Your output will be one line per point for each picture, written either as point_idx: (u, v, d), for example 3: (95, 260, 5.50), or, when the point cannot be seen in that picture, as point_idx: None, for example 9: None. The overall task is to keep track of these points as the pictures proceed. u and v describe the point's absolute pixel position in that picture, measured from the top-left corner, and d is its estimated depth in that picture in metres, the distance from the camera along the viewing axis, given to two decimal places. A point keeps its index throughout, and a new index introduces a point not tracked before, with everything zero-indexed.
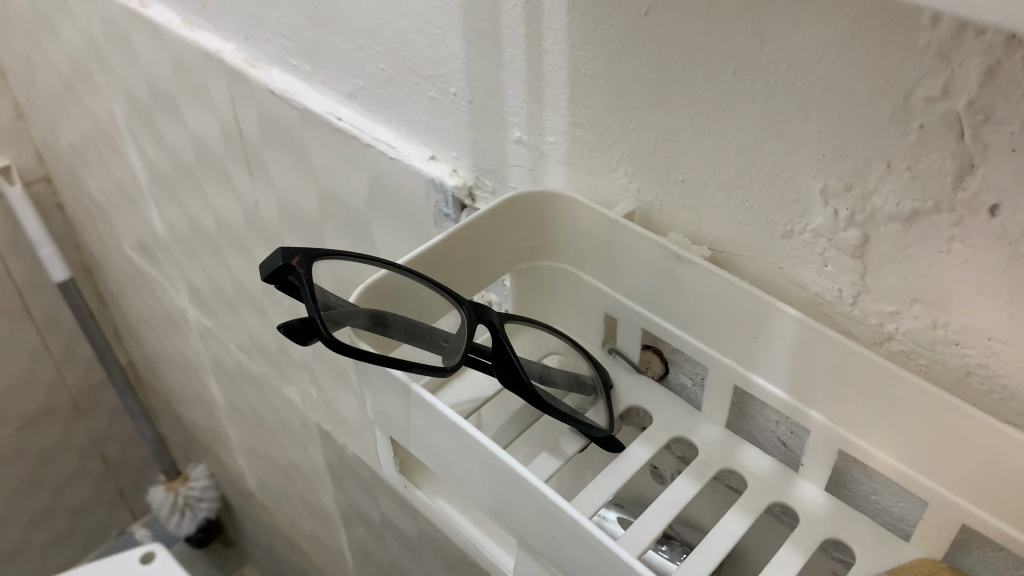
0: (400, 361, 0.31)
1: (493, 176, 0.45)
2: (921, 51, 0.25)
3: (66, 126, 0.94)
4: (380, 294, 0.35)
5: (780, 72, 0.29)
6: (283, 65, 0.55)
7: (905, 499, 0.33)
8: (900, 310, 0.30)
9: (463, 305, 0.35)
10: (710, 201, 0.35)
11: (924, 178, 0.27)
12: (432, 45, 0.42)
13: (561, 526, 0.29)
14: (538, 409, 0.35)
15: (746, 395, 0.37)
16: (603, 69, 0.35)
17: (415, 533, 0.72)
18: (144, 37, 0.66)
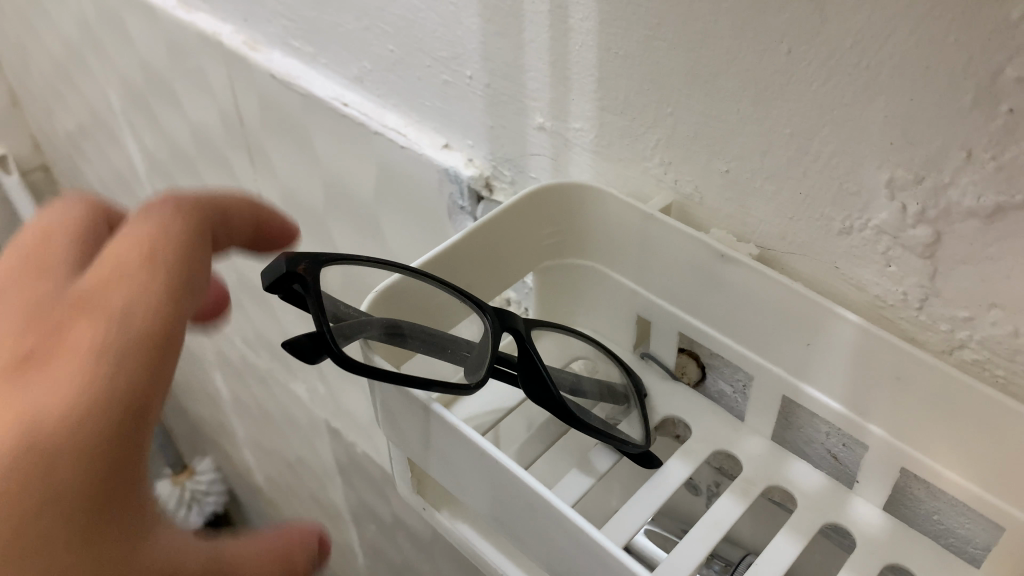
0: (421, 379, 0.29)
1: (511, 165, 0.41)
2: (1015, 24, 0.22)
3: (62, 113, 0.91)
4: (400, 302, 0.32)
5: (842, 49, 0.26)
6: (285, 47, 0.51)
7: (971, 520, 0.31)
8: (976, 315, 0.27)
9: (486, 312, 0.33)
10: (757, 194, 0.31)
11: (1012, 169, 0.24)
12: (445, 25, 0.39)
13: (598, 561, 0.26)
14: (568, 424, 0.32)
15: (793, 404, 0.34)
16: (636, 48, 0.32)
17: (428, 535, 0.69)
18: (139, 19, 0.63)
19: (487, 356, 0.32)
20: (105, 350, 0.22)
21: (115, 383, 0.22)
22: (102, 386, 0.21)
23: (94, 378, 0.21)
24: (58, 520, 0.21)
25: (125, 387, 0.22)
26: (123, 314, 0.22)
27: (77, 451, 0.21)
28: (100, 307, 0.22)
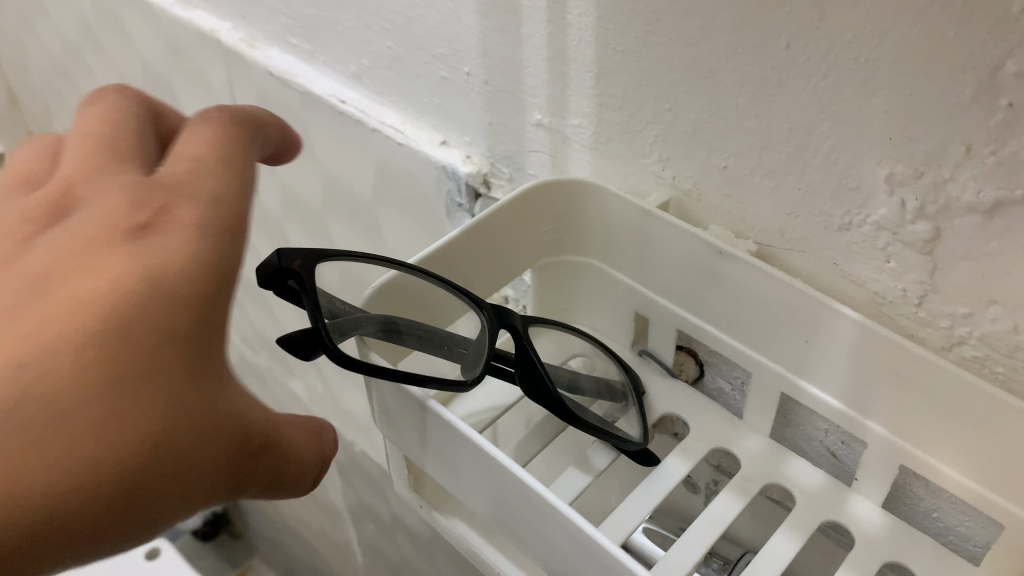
0: (415, 375, 0.29)
1: (510, 162, 0.41)
2: (1015, 18, 0.21)
3: (61, 112, 0.91)
4: (396, 298, 0.32)
5: (841, 44, 0.25)
6: (283, 45, 0.51)
7: (971, 518, 0.30)
8: (976, 312, 0.27)
9: (483, 308, 0.33)
10: (756, 190, 0.31)
11: (1012, 164, 0.24)
12: (443, 21, 0.39)
13: (595, 560, 0.25)
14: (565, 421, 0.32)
15: (791, 401, 0.34)
16: (634, 44, 0.32)
17: (427, 534, 0.69)
18: (138, 16, 0.62)
19: (483, 353, 0.31)
20: (202, 220, 0.23)
21: (212, 248, 0.22)
22: (202, 248, 0.22)
23: (194, 241, 0.22)
24: (158, 370, 0.21)
25: (221, 253, 0.23)
26: (213, 196, 0.23)
27: (177, 305, 0.21)
28: (189, 187, 0.23)
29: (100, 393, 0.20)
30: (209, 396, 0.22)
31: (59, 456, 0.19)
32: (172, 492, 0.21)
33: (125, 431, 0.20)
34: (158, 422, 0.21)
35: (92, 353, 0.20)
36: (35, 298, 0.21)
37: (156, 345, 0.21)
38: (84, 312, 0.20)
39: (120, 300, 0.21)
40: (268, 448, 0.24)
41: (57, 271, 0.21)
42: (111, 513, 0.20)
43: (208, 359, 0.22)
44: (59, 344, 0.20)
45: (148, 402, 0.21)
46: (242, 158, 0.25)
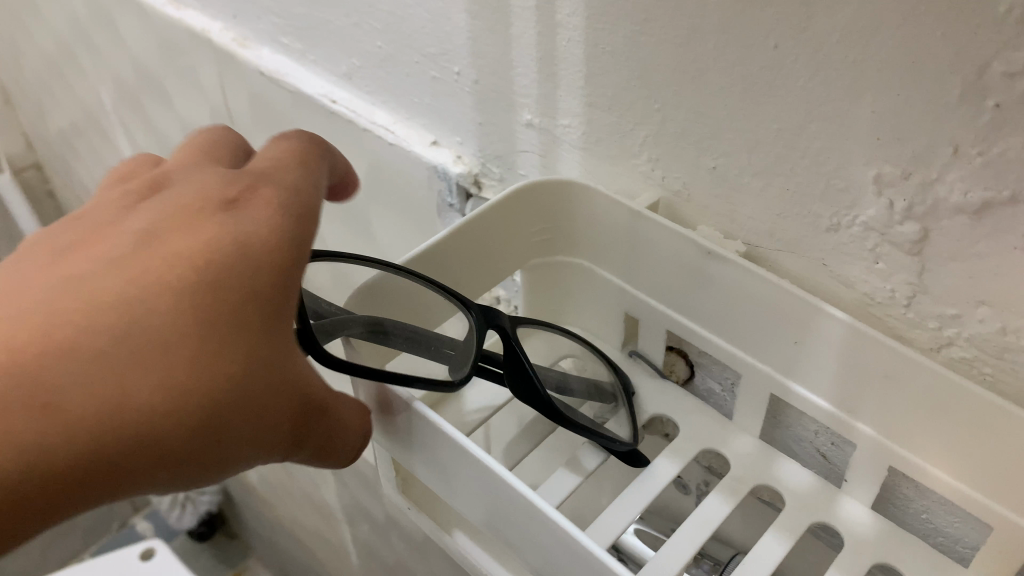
0: (401, 375, 0.28)
1: (501, 163, 0.41)
2: (1001, 18, 0.21)
3: (54, 111, 0.91)
4: (384, 300, 0.32)
5: (829, 44, 0.25)
6: (274, 44, 0.51)
7: (960, 519, 0.30)
8: (964, 313, 0.27)
9: (470, 308, 0.32)
10: (744, 190, 0.31)
11: (999, 165, 0.23)
12: (433, 20, 0.39)
13: (581, 562, 0.25)
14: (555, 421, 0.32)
15: (781, 403, 0.34)
16: (623, 44, 0.31)
17: (420, 534, 0.68)
18: (130, 16, 0.62)
19: (470, 353, 0.31)
20: (285, 193, 0.25)
21: (294, 218, 0.25)
22: (284, 217, 0.24)
23: (278, 210, 0.24)
24: (245, 315, 0.23)
25: (302, 224, 0.25)
26: (296, 181, 0.26)
27: (263, 263, 0.23)
28: (275, 168, 0.26)
29: (192, 329, 0.22)
30: (287, 350, 0.24)
31: (155, 380, 0.21)
32: (246, 431, 0.23)
33: (212, 367, 0.22)
34: (242, 362, 0.23)
35: (187, 293, 0.22)
36: (142, 245, 0.23)
37: (244, 294, 0.23)
38: (182, 259, 0.23)
39: (213, 253, 0.23)
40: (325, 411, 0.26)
41: (158, 224, 0.24)
42: (195, 441, 0.22)
43: (289, 314, 0.24)
44: (160, 285, 0.22)
45: (234, 343, 0.22)
46: (318, 159, 0.27)
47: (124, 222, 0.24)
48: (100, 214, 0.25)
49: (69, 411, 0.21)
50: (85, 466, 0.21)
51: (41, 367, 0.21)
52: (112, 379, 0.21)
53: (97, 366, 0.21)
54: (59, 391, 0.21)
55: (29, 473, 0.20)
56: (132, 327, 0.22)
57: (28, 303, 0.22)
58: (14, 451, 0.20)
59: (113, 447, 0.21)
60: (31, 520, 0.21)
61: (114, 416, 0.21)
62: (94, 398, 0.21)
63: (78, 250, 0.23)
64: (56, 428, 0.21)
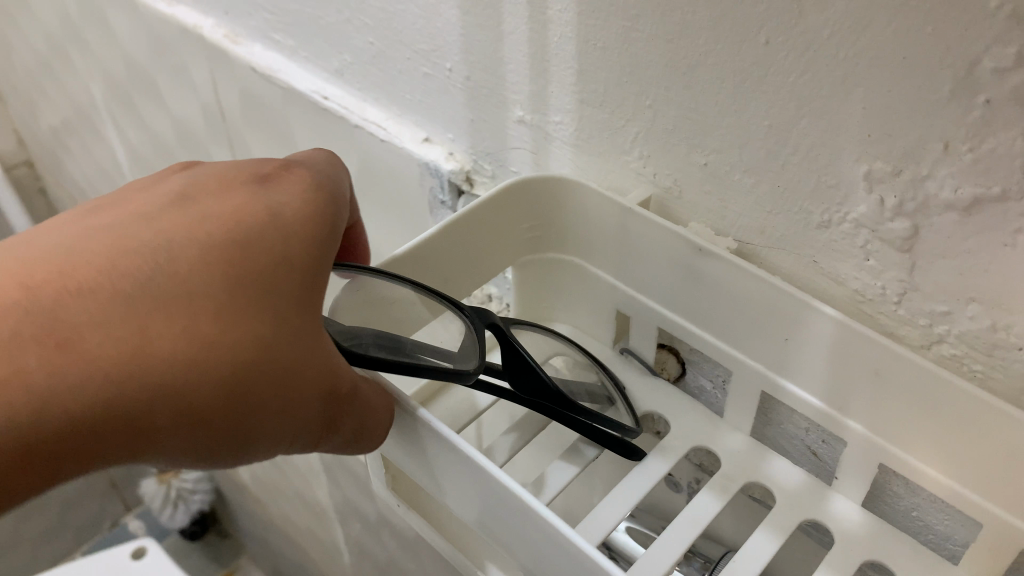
0: (410, 364, 0.27)
1: (492, 160, 0.41)
2: (991, 13, 0.21)
3: (45, 108, 0.90)
4: (373, 310, 0.32)
5: (819, 40, 0.25)
6: (265, 40, 0.51)
7: (951, 517, 0.30)
8: (954, 310, 0.27)
9: (465, 309, 0.33)
10: (735, 187, 0.31)
11: (989, 161, 0.23)
12: (425, 16, 0.39)
13: (569, 557, 0.25)
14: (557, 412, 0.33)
15: (771, 400, 0.34)
16: (614, 40, 0.31)
17: (412, 533, 0.68)
18: (121, 12, 0.62)
19: (477, 350, 0.30)
20: (312, 187, 0.29)
21: (320, 206, 0.28)
22: (313, 203, 0.28)
23: (305, 198, 0.28)
24: (272, 282, 0.25)
25: (329, 212, 0.28)
26: (324, 173, 0.30)
27: (292, 236, 0.27)
28: (311, 164, 0.30)
29: (220, 283, 0.25)
30: (316, 324, 0.26)
31: (177, 331, 0.24)
32: (265, 400, 0.25)
33: (234, 329, 0.24)
34: (265, 327, 0.25)
35: (215, 256, 0.25)
36: (180, 213, 0.27)
37: (273, 263, 0.26)
38: (216, 228, 0.26)
39: (246, 219, 0.27)
40: (359, 399, 0.26)
41: (195, 201, 0.27)
42: (214, 390, 0.24)
43: (317, 292, 0.26)
44: (191, 249, 0.25)
45: (257, 305, 0.25)
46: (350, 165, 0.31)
47: (164, 196, 0.28)
48: (141, 190, 0.28)
49: (92, 350, 0.23)
50: (107, 401, 0.23)
51: (73, 310, 0.24)
52: (136, 324, 0.24)
53: (130, 308, 0.24)
54: (84, 332, 0.23)
55: (63, 391, 0.23)
56: (159, 280, 0.25)
57: (68, 254, 0.25)
58: (52, 367, 0.23)
59: (142, 379, 0.23)
60: (45, 459, 0.23)
61: (135, 360, 0.23)
62: (117, 340, 0.24)
63: (124, 212, 0.27)
64: (90, 355, 0.23)
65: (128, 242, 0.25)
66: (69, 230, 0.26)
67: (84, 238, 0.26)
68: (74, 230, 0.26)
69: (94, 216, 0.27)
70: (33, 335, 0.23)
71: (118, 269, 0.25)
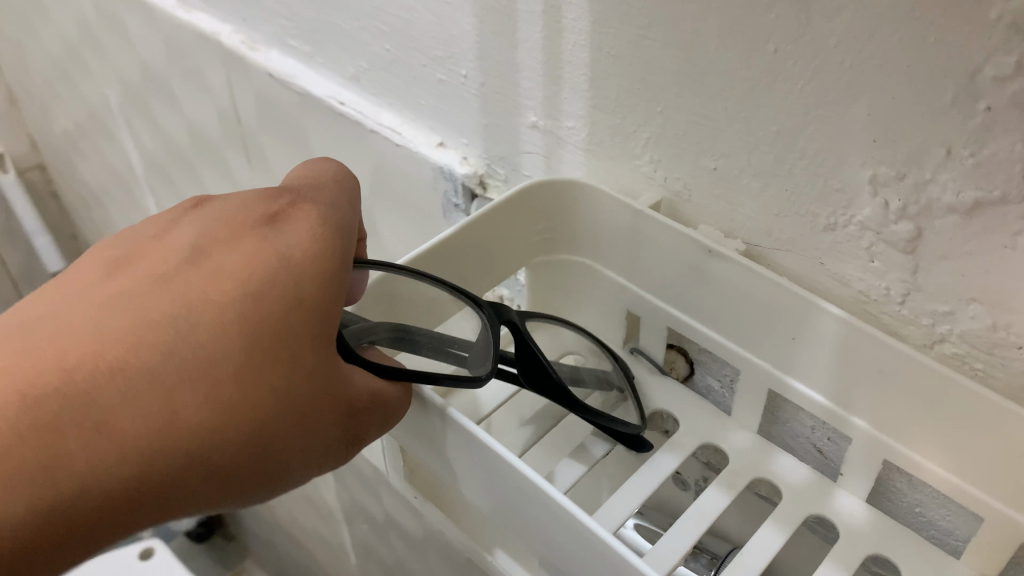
0: (427, 373, 0.28)
1: (505, 164, 0.42)
2: (992, 24, 0.22)
3: (59, 112, 0.92)
4: (399, 306, 0.34)
5: (826, 49, 0.26)
6: (282, 47, 0.52)
7: (953, 512, 0.31)
8: (956, 310, 0.28)
9: (482, 306, 0.33)
10: (744, 191, 0.32)
11: (990, 166, 0.24)
12: (441, 23, 0.40)
13: (585, 546, 0.26)
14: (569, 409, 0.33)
15: (778, 398, 0.35)
16: (627, 48, 0.32)
17: (420, 533, 0.69)
18: (139, 18, 0.63)
19: (492, 348, 0.31)
20: (320, 222, 0.29)
21: (330, 240, 0.28)
22: (321, 239, 0.28)
23: (313, 235, 0.28)
24: (288, 330, 0.26)
25: (338, 246, 0.28)
26: (329, 207, 0.30)
27: (303, 277, 0.27)
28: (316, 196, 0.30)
29: (239, 340, 0.26)
30: (332, 359, 0.27)
31: (203, 396, 0.25)
32: (292, 442, 0.26)
33: (256, 384, 0.25)
34: (284, 376, 0.25)
35: (232, 314, 0.26)
36: (195, 271, 0.27)
37: (288, 308, 0.26)
38: (230, 285, 0.27)
39: (260, 269, 0.27)
40: (376, 406, 0.27)
41: (208, 257, 0.28)
42: (244, 446, 0.25)
43: (330, 327, 0.27)
44: (207, 311, 0.26)
45: (277, 354, 0.26)
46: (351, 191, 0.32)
47: (178, 254, 0.28)
48: (155, 249, 0.29)
49: (123, 431, 0.24)
50: (145, 475, 0.24)
51: (103, 390, 0.24)
52: (164, 396, 0.24)
53: (156, 380, 0.24)
54: (113, 413, 0.24)
55: (99, 473, 0.23)
56: (182, 347, 0.25)
57: (90, 330, 0.25)
58: (85, 451, 0.23)
59: (176, 448, 0.24)
60: (92, 539, 0.24)
61: (166, 431, 0.24)
62: (145, 417, 0.24)
63: (142, 277, 0.27)
64: (123, 430, 0.24)
65: (149, 311, 0.26)
66: (88, 301, 0.27)
67: (103, 310, 0.26)
68: (94, 301, 0.26)
69: (112, 281, 0.27)
70: (63, 421, 0.24)
71: (140, 341, 0.25)
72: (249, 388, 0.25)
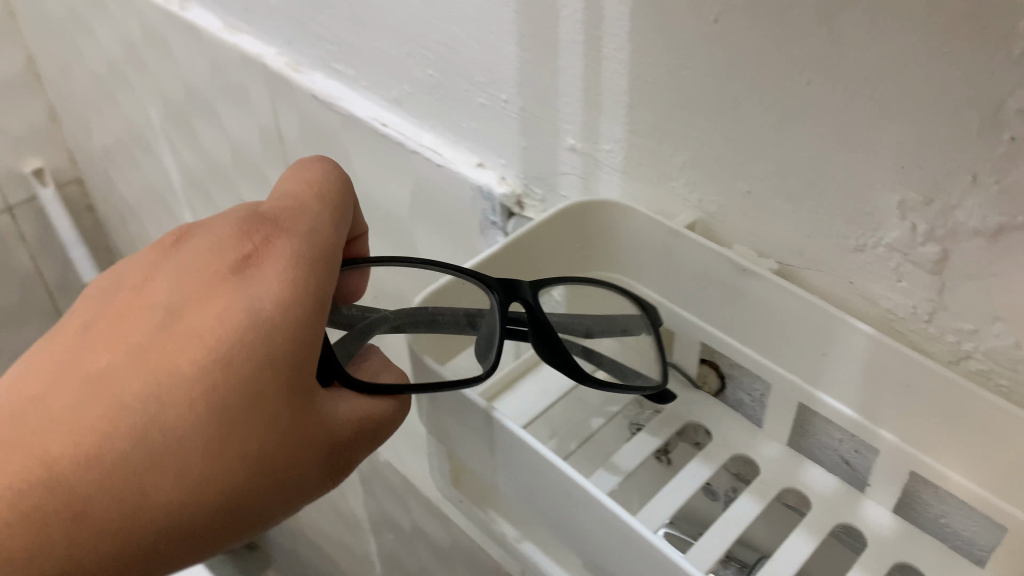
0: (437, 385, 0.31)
1: (543, 184, 0.44)
2: (1016, 60, 0.24)
3: (100, 128, 0.95)
4: (445, 301, 0.36)
5: (856, 82, 0.28)
6: (326, 70, 0.54)
7: (977, 522, 0.32)
8: (981, 328, 0.29)
9: (493, 289, 0.35)
10: (777, 213, 0.34)
11: (1014, 192, 0.26)
12: (484, 51, 0.42)
13: (629, 544, 0.27)
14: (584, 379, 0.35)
15: (808, 412, 0.36)
16: (665, 77, 0.34)
17: (448, 542, 0.70)
18: (185, 40, 0.66)
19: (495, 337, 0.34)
20: (293, 267, 0.30)
21: (302, 287, 0.29)
22: (292, 288, 0.29)
23: (283, 286, 0.29)
24: (257, 394, 0.28)
25: (313, 291, 0.30)
26: (304, 241, 0.31)
27: (273, 334, 0.28)
28: (291, 234, 0.31)
29: (210, 410, 0.27)
30: (303, 412, 0.29)
31: (176, 473, 0.26)
32: (267, 494, 0.28)
33: (228, 453, 0.27)
34: (254, 441, 0.27)
35: (201, 386, 0.27)
36: (169, 338, 0.28)
37: (257, 370, 0.28)
38: (201, 351, 0.28)
39: (230, 331, 0.28)
40: (353, 435, 0.30)
41: (182, 319, 0.29)
42: (219, 510, 0.27)
43: (302, 377, 0.29)
44: (178, 384, 0.27)
45: (250, 425, 0.27)
46: (328, 212, 0.33)
47: (154, 314, 0.29)
48: (131, 309, 0.30)
49: (102, 516, 0.26)
50: (126, 552, 0.26)
51: (80, 481, 0.26)
52: (138, 481, 0.26)
53: (130, 463, 0.26)
54: (91, 501, 0.26)
55: (83, 557, 0.25)
56: (154, 429, 0.27)
57: (68, 418, 0.27)
58: (67, 538, 0.25)
59: (153, 522, 0.26)
60: None
61: (147, 510, 0.26)
62: (122, 499, 0.26)
63: (118, 347, 0.28)
64: (101, 514, 0.26)
65: (121, 389, 0.27)
66: (65, 378, 0.28)
67: (79, 391, 0.27)
68: (71, 378, 0.28)
69: (88, 352, 0.29)
70: (49, 514, 0.25)
71: (114, 428, 0.26)
72: (223, 455, 0.27)
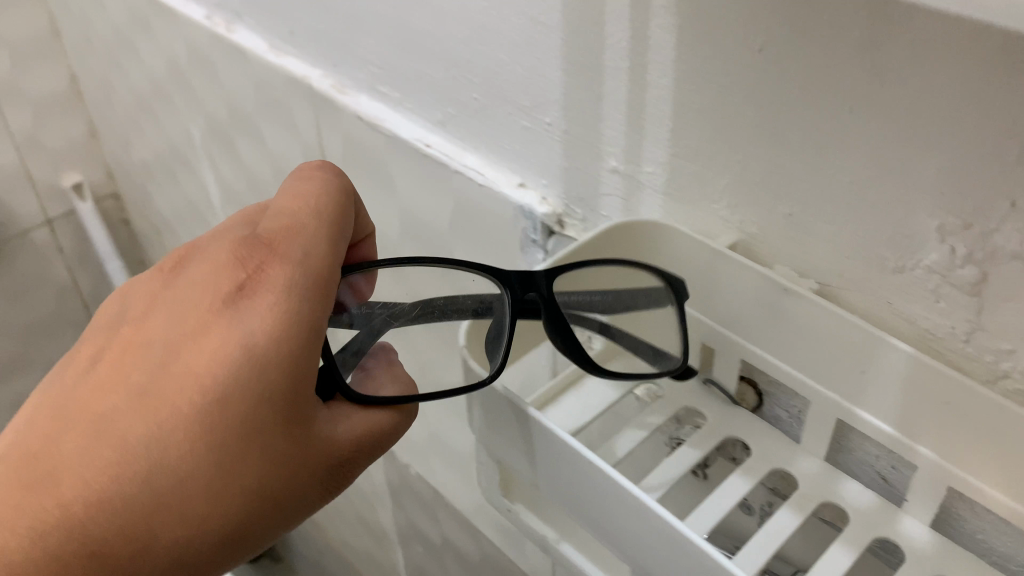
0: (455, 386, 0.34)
1: (584, 205, 0.45)
2: None
3: (140, 144, 0.97)
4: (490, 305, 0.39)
5: (897, 111, 0.29)
6: (371, 92, 0.56)
7: (1014, 538, 0.33)
8: (1019, 348, 0.30)
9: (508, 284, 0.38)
10: (817, 235, 0.35)
11: None
12: (529, 76, 0.43)
13: (678, 550, 0.28)
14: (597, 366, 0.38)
15: (845, 428, 0.37)
16: (709, 103, 0.36)
17: (480, 556, 0.71)
18: (231, 61, 0.68)
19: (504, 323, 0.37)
20: (284, 295, 0.31)
21: (293, 318, 0.31)
22: (284, 323, 0.31)
23: (274, 319, 0.31)
24: (250, 434, 0.30)
25: (307, 322, 0.31)
26: (297, 264, 0.32)
27: (264, 372, 0.30)
28: (282, 257, 0.32)
29: (207, 451, 0.30)
30: (297, 441, 0.31)
31: (178, 509, 0.30)
32: (265, 515, 0.32)
33: (227, 487, 0.30)
34: (251, 475, 0.31)
35: (197, 428, 0.30)
36: (168, 377, 0.31)
37: (249, 408, 0.30)
38: (196, 393, 0.30)
39: (223, 371, 0.30)
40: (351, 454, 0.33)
41: (179, 354, 0.31)
42: (222, 536, 0.31)
43: (293, 411, 0.31)
44: (175, 427, 0.30)
45: (246, 462, 0.30)
46: (322, 229, 0.34)
47: (153, 351, 0.32)
48: (133, 346, 0.32)
49: (114, 550, 0.29)
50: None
51: (93, 522, 0.29)
52: (145, 517, 0.29)
53: (136, 503, 0.29)
54: (103, 538, 0.29)
55: None
56: (156, 471, 0.29)
57: (77, 464, 0.29)
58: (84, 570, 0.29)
59: (161, 550, 0.30)
60: None
61: (154, 545, 0.30)
62: (131, 534, 0.29)
63: (121, 388, 0.31)
64: (114, 547, 0.29)
65: (123, 432, 0.30)
66: (75, 421, 0.31)
67: (85, 435, 0.30)
68: (79, 422, 0.30)
69: (93, 394, 0.31)
70: (68, 554, 0.29)
71: (121, 464, 0.29)
72: (223, 489, 0.30)
